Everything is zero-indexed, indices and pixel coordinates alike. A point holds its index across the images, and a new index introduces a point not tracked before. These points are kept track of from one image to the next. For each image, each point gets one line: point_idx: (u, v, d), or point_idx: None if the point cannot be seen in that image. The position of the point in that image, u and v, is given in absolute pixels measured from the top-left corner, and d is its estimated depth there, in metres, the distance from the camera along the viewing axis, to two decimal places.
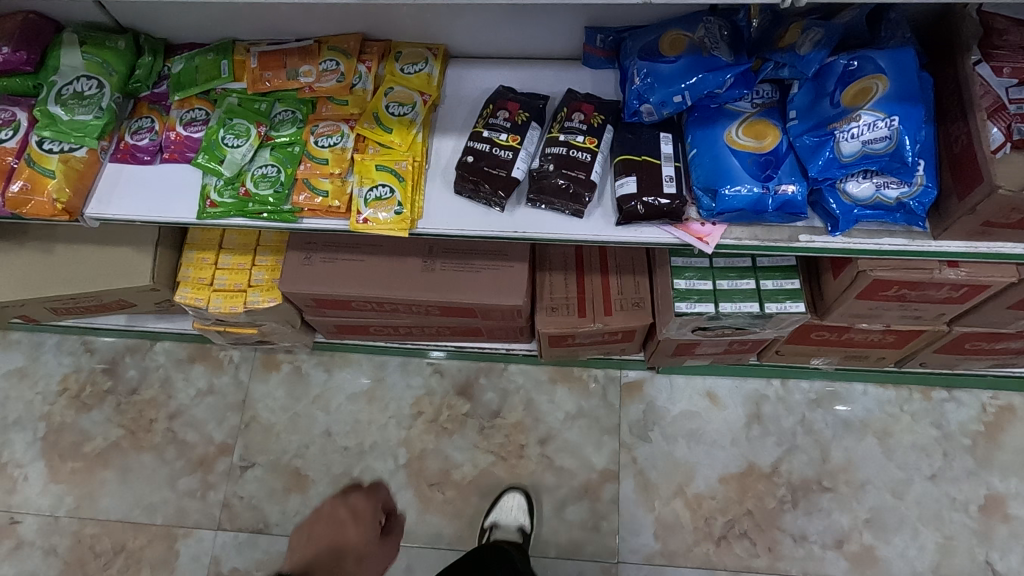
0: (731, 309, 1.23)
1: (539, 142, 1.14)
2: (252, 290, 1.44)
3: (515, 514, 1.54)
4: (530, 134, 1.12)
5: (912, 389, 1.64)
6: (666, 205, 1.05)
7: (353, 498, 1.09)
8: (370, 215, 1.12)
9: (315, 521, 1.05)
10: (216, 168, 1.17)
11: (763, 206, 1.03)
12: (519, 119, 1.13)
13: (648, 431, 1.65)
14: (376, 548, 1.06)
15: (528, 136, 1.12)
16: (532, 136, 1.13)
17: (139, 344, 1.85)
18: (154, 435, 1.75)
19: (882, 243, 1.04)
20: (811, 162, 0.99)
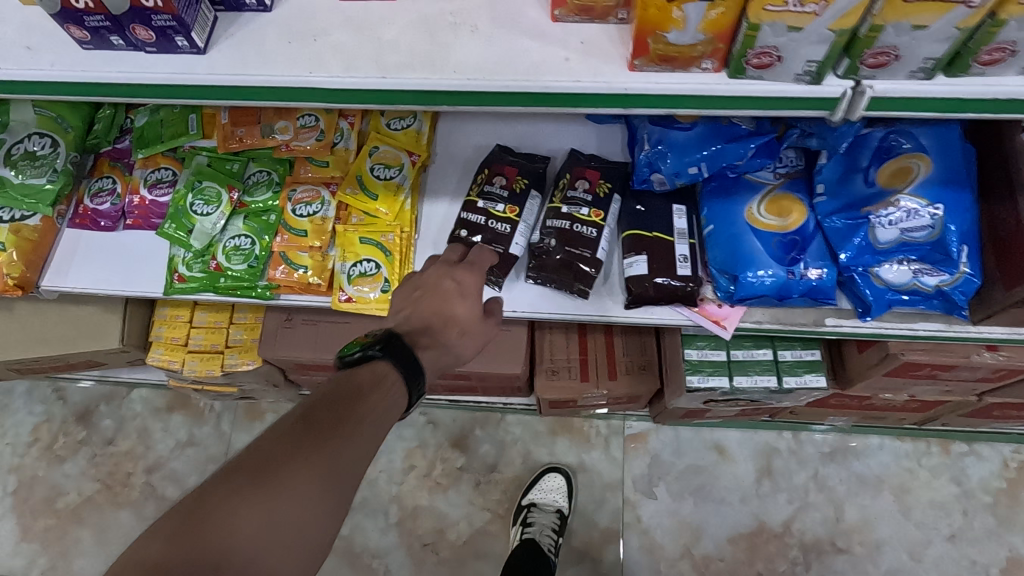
0: (747, 384, 1.14)
1: (540, 212, 1.04)
2: (230, 351, 1.33)
3: (555, 497, 1.52)
4: (529, 204, 1.02)
5: (930, 442, 1.56)
6: (679, 288, 0.96)
7: (458, 268, 0.88)
8: (354, 293, 1.03)
9: (417, 290, 0.83)
10: (184, 239, 1.06)
11: (788, 292, 0.93)
12: (517, 187, 1.02)
13: (653, 486, 1.57)
14: (480, 325, 0.84)
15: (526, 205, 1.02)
16: (532, 206, 1.02)
17: (114, 391, 1.75)
18: (131, 490, 1.66)
19: (915, 329, 0.95)
20: (842, 247, 0.90)
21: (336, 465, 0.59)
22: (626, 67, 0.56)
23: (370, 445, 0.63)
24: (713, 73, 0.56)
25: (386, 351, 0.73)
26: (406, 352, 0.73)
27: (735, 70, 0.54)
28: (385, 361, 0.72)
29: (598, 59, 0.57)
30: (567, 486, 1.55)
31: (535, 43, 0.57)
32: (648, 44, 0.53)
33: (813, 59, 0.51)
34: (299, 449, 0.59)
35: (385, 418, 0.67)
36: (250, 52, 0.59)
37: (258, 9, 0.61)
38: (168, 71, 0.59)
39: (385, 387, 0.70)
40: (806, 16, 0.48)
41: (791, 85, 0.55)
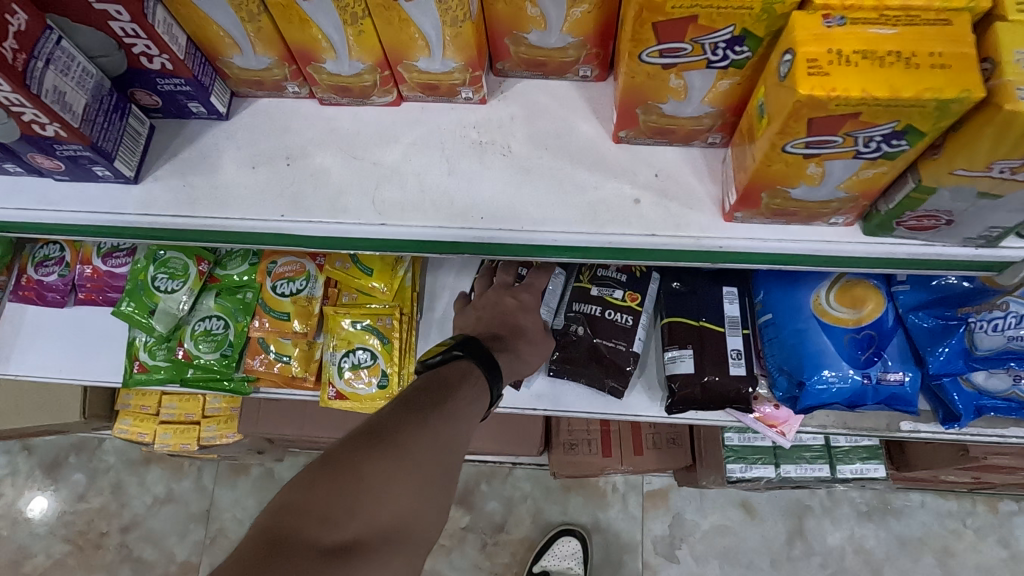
0: (797, 475, 1.01)
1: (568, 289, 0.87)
2: (207, 422, 1.18)
3: (570, 564, 1.39)
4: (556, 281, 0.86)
5: (976, 500, 1.44)
6: (730, 390, 0.81)
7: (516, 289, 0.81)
8: (345, 388, 0.87)
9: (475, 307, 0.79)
10: (143, 322, 0.89)
11: (861, 399, 0.79)
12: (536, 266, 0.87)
13: (675, 549, 1.44)
14: (541, 340, 0.80)
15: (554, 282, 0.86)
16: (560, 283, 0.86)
17: (85, 441, 1.60)
18: (105, 551, 1.51)
19: (1007, 435, 0.81)
20: (930, 351, 0.76)
21: (444, 433, 0.60)
22: (726, 218, 0.51)
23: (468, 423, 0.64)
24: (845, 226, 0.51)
25: (468, 351, 0.70)
26: (489, 356, 0.71)
27: (879, 225, 0.49)
28: (468, 362, 0.69)
29: (679, 203, 0.52)
30: (582, 551, 1.42)
31: (593, 176, 0.53)
32: (760, 197, 0.48)
33: (996, 225, 0.46)
34: (412, 419, 0.59)
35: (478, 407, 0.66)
36: (200, 187, 0.54)
37: (210, 117, 0.57)
38: (82, 206, 0.54)
39: (474, 384, 0.68)
40: (1002, 182, 0.42)
41: (953, 246, 0.50)
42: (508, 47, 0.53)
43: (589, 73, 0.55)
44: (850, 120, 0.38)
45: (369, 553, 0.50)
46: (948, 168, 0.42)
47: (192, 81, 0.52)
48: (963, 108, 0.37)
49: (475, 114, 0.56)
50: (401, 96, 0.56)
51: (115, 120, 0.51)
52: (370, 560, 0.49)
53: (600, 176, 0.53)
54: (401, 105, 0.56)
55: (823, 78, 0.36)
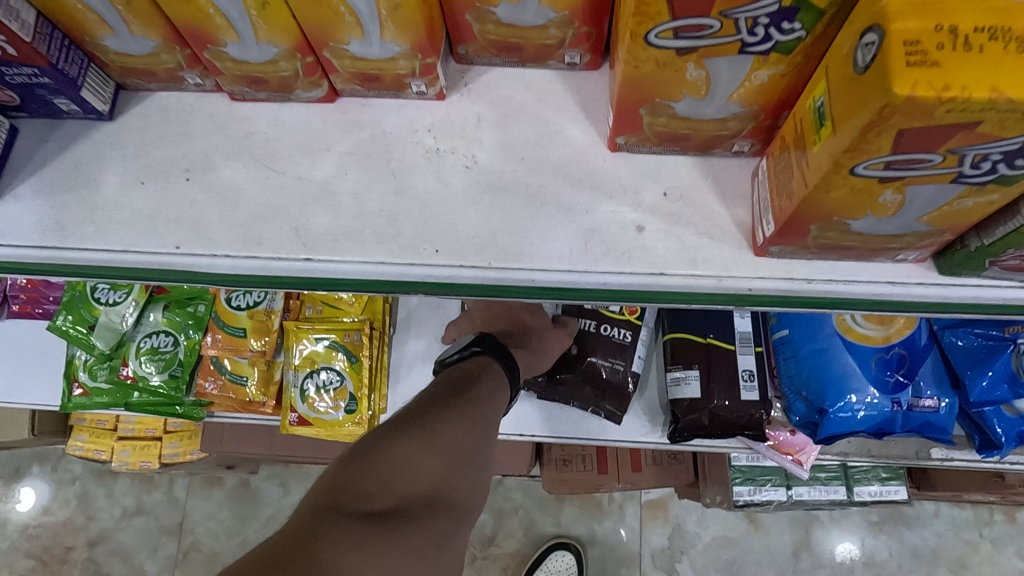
0: (810, 497, 0.92)
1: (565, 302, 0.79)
2: (169, 437, 1.09)
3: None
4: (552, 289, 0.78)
5: (993, 509, 1.36)
6: (740, 416, 0.72)
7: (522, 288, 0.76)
8: (308, 413, 0.78)
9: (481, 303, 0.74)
10: (83, 339, 0.79)
11: (889, 427, 0.69)
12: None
13: (675, 562, 1.36)
14: (551, 333, 0.73)
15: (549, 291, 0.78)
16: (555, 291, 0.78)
17: (49, 450, 1.50)
18: (71, 568, 1.43)
19: None
20: (969, 374, 0.67)
21: (473, 415, 0.60)
22: (755, 253, 0.42)
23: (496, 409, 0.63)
24: (916, 264, 0.41)
25: (487, 346, 0.68)
26: (507, 350, 0.68)
27: (952, 265, 0.40)
28: (488, 357, 0.67)
29: (694, 231, 0.43)
30: (577, 567, 1.34)
31: (583, 195, 0.44)
32: (810, 229, 0.38)
33: None
34: (440, 404, 0.59)
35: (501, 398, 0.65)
36: (93, 213, 0.45)
37: (86, 117, 0.47)
38: None
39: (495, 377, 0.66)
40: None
41: None
42: (471, 26, 0.43)
43: (577, 60, 0.46)
44: (962, 130, 0.28)
45: (414, 517, 0.49)
46: None
47: (48, 71, 0.41)
48: None
49: (431, 114, 0.46)
50: (335, 90, 0.46)
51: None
52: (415, 525, 0.49)
53: (592, 195, 0.44)
54: (335, 101, 0.47)
55: (929, 70, 0.26)
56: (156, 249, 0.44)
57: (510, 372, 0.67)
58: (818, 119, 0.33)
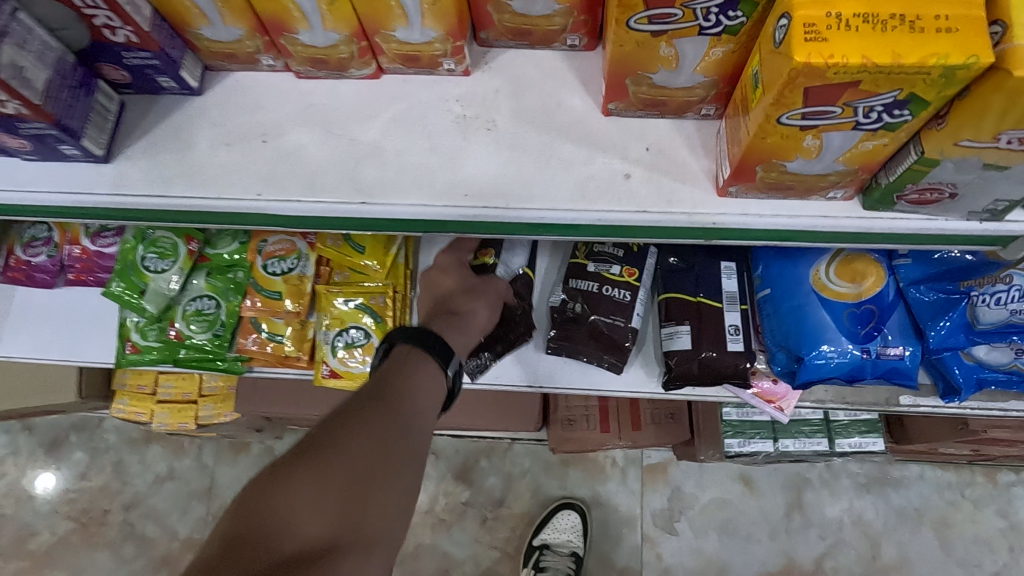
0: (795, 448, 1.01)
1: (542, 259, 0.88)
2: (204, 400, 1.18)
3: (569, 537, 1.40)
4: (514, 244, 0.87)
5: (975, 471, 1.44)
6: (726, 366, 0.80)
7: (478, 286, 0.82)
8: (338, 367, 0.87)
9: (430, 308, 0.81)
10: (134, 301, 0.88)
11: (860, 374, 0.77)
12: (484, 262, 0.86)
13: (674, 522, 1.45)
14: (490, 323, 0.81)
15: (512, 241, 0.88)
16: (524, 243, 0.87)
17: (85, 421, 1.60)
18: (108, 529, 1.53)
19: (1007, 409, 0.80)
20: (931, 325, 0.74)
21: (388, 417, 0.63)
22: (717, 195, 0.50)
23: (415, 403, 0.67)
24: (844, 201, 0.50)
25: (397, 337, 0.74)
26: (415, 332, 0.73)
27: (878, 201, 0.49)
28: (399, 345, 0.72)
29: (670, 178, 0.51)
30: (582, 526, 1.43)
31: (581, 150, 0.52)
32: (756, 171, 0.47)
33: (1002, 197, 0.46)
34: (347, 421, 0.62)
35: (425, 385, 0.70)
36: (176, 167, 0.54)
37: (181, 92, 0.56)
38: (59, 187, 0.53)
39: (416, 360, 0.71)
40: (1008, 153, 0.41)
41: (958, 220, 0.50)
42: (492, 15, 0.51)
43: (577, 42, 0.54)
44: (850, 89, 0.37)
45: (320, 542, 0.52)
46: (953, 139, 0.41)
47: (160, 54, 0.50)
48: (968, 74, 0.36)
49: (457, 87, 0.55)
50: (380, 68, 0.54)
51: (81, 97, 0.50)
52: (321, 552, 0.51)
53: (590, 151, 0.52)
54: (381, 78, 0.55)
55: (820, 43, 0.35)
56: (239, 196, 0.52)
57: (423, 354, 0.72)
58: (754, 84, 0.42)
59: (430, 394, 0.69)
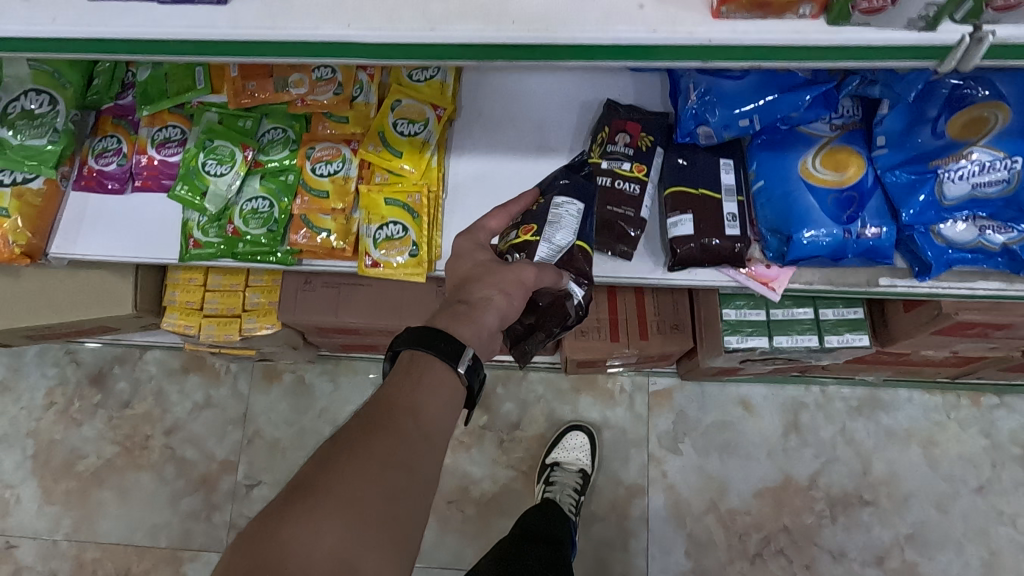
0: (788, 344, 1.10)
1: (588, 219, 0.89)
2: (248, 315, 1.29)
3: (578, 455, 1.50)
4: (560, 211, 0.87)
5: (960, 394, 1.54)
6: (725, 248, 0.90)
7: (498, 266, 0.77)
8: (380, 258, 0.97)
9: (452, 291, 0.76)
10: (197, 202, 0.99)
11: (842, 253, 0.88)
12: (525, 237, 0.85)
13: (678, 442, 1.55)
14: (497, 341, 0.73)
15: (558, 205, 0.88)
16: (571, 207, 0.87)
17: (128, 354, 1.71)
18: (151, 452, 1.64)
19: (976, 288, 0.90)
20: (904, 204, 0.84)
21: (389, 438, 0.59)
22: (711, 15, 0.56)
23: (421, 419, 0.62)
24: (811, 19, 0.56)
25: (404, 342, 0.67)
26: (422, 333, 0.67)
27: (836, 16, 0.54)
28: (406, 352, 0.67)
29: (675, 5, 0.57)
30: (590, 444, 1.53)
31: None
32: None
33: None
34: (350, 448, 0.58)
35: (432, 392, 0.64)
36: None
37: None
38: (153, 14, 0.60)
39: (422, 364, 0.66)
40: None
41: (900, 31, 0.55)
42: None
43: None
44: None
45: None
46: None
47: None
48: None
49: None
50: None
51: None
52: None
53: None
54: None
55: None
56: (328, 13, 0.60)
57: (432, 361, 0.66)
58: None
59: (437, 402, 0.64)
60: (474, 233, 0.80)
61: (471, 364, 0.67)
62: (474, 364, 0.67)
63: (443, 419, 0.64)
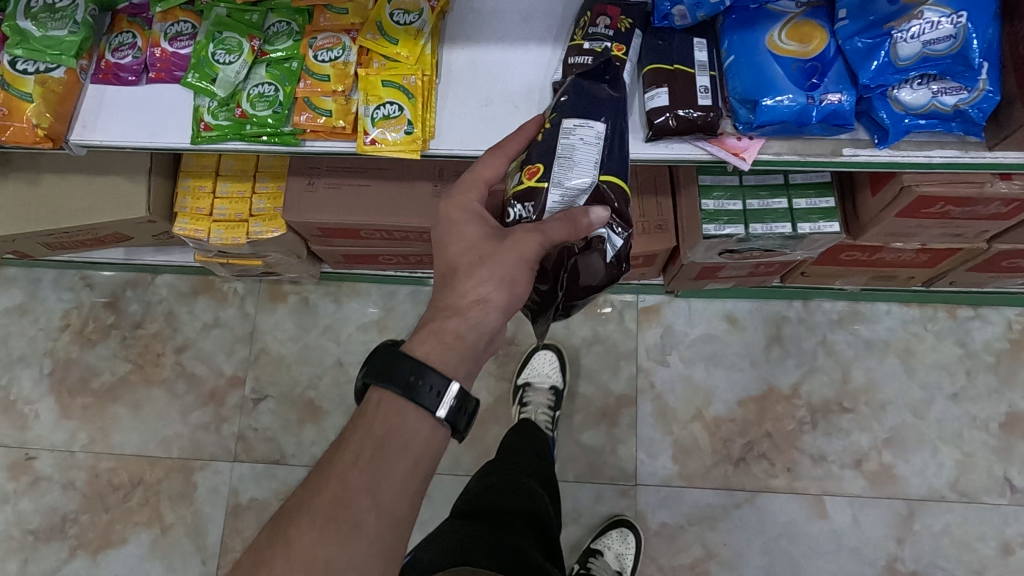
0: (762, 231, 1.17)
1: (611, 146, 0.82)
2: (254, 219, 1.36)
3: (548, 372, 1.58)
4: (576, 143, 0.79)
5: (936, 307, 1.60)
6: (699, 118, 0.97)
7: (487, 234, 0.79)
8: (378, 136, 1.04)
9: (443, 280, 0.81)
10: (208, 88, 1.07)
11: (806, 119, 0.94)
12: (535, 182, 0.79)
13: (666, 355, 1.62)
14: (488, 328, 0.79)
15: (574, 136, 0.80)
16: (588, 138, 0.80)
17: (140, 278, 1.79)
18: (162, 369, 1.72)
19: (932, 155, 0.96)
20: (862, 68, 0.91)
21: (362, 485, 0.69)
22: None
23: (393, 466, 0.71)
24: None
25: (381, 365, 0.74)
26: (397, 360, 0.74)
27: None
28: (379, 376, 0.74)
29: None
30: (558, 362, 1.60)
31: None
32: None
33: None
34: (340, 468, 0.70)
35: (406, 438, 0.73)
36: None
37: None
38: None
39: (396, 400, 0.74)
40: None
41: None
42: None
43: None
44: None
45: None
46: None
47: None
48: None
49: None
50: None
51: None
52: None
53: None
54: None
55: None
56: None
57: (403, 391, 0.73)
58: None
59: (412, 445, 0.73)
60: (463, 204, 0.82)
61: (450, 408, 0.74)
62: (456, 404, 0.74)
63: (421, 462, 0.73)
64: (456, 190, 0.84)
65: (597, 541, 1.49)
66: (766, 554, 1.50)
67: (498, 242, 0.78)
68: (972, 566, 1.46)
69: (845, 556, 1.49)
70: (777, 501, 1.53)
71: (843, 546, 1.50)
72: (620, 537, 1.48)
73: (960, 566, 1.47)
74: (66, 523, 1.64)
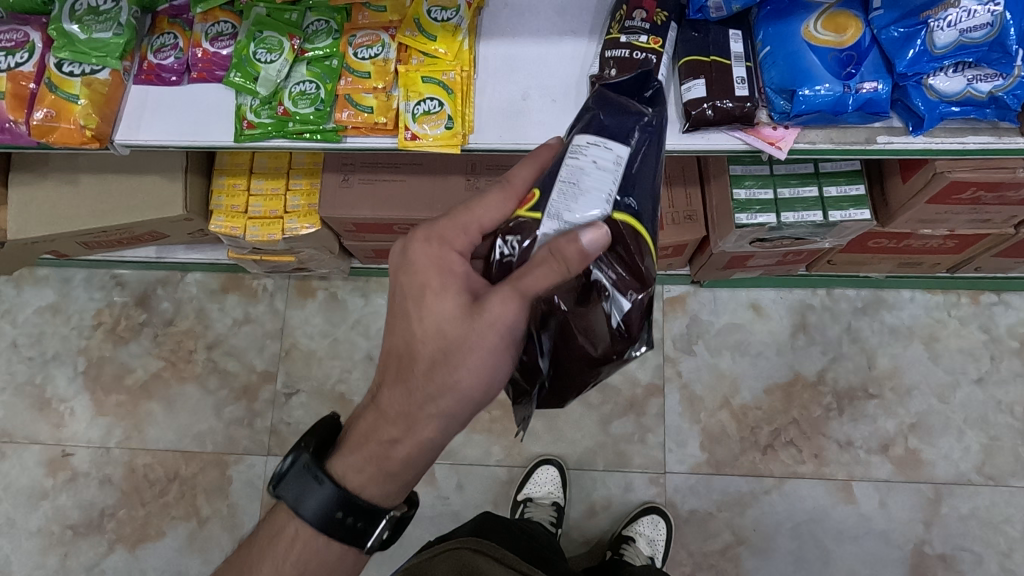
0: (794, 219, 1.18)
1: (632, 174, 0.66)
2: (289, 216, 1.38)
3: (550, 489, 1.54)
4: (584, 167, 0.65)
5: (960, 293, 1.62)
6: (736, 109, 0.98)
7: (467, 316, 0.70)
8: (418, 131, 1.06)
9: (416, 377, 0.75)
10: (250, 86, 1.09)
11: (842, 107, 0.96)
12: (529, 211, 0.67)
13: (692, 344, 1.65)
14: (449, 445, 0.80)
15: (585, 155, 0.66)
16: (604, 160, 0.66)
17: (170, 276, 1.81)
18: (195, 365, 1.75)
19: (965, 142, 0.97)
20: (899, 56, 0.93)
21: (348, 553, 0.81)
22: None
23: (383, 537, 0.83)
24: None
25: (345, 510, 0.80)
26: (362, 512, 0.81)
27: None
28: (338, 521, 0.81)
29: None
30: (560, 477, 1.57)
31: None
32: None
33: None
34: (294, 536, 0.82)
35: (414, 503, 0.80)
36: None
37: None
38: None
39: (347, 532, 0.81)
40: None
41: None
42: None
43: None
44: None
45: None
46: None
47: None
48: None
49: None
50: None
51: None
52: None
53: None
54: None
55: None
56: None
57: (356, 535, 0.82)
58: None
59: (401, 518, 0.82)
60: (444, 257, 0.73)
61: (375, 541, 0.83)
62: (382, 534, 0.83)
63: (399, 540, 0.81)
64: (445, 231, 0.73)
65: (629, 528, 1.50)
66: (795, 539, 1.53)
67: (464, 323, 0.70)
68: (999, 548, 1.49)
69: (873, 540, 1.51)
70: (805, 487, 1.55)
71: (871, 529, 1.52)
72: (651, 524, 1.50)
73: (988, 548, 1.49)
74: (104, 518, 1.67)
